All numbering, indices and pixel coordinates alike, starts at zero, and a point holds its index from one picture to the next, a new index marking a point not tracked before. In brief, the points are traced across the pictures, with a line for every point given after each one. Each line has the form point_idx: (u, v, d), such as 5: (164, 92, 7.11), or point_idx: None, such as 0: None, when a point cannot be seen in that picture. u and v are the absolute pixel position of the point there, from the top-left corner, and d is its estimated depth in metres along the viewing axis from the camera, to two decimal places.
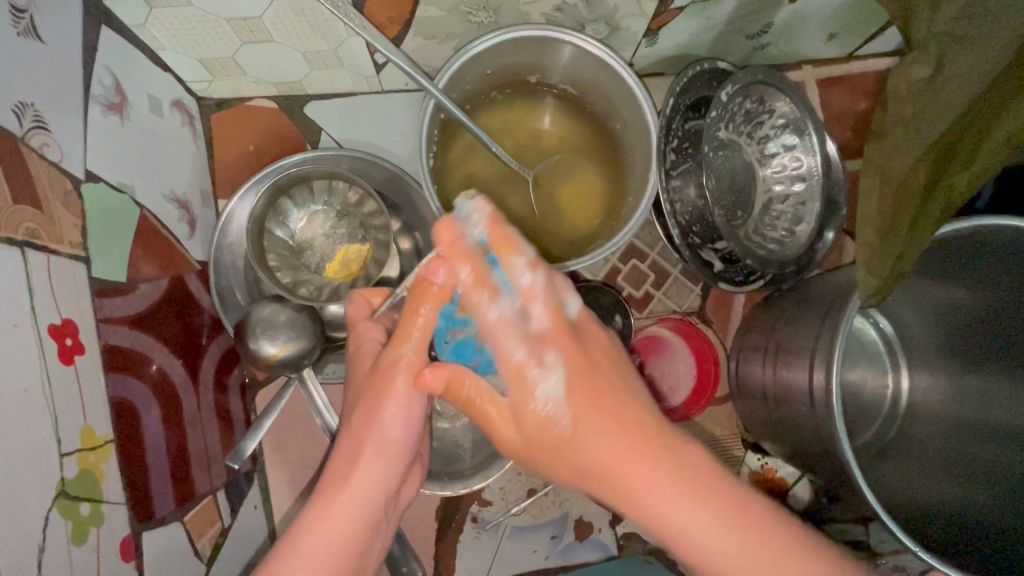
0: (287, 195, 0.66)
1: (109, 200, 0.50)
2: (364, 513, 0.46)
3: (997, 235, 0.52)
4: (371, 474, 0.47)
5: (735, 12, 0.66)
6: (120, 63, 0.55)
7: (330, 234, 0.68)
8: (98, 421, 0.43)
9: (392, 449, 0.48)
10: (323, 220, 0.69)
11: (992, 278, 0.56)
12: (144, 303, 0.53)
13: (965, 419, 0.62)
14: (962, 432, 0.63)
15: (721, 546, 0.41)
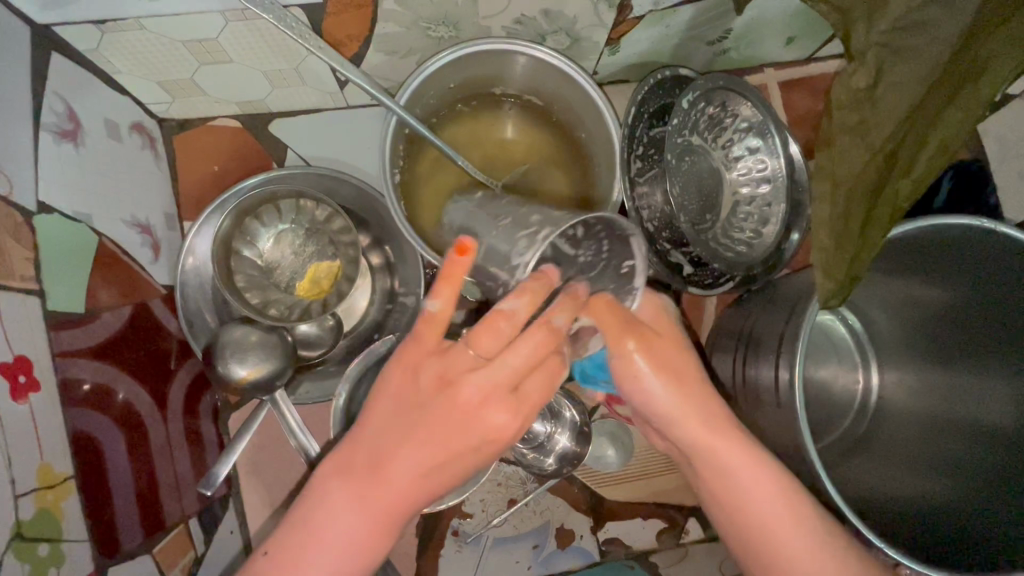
0: (253, 216, 0.65)
1: (65, 230, 0.50)
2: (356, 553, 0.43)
3: (950, 233, 0.53)
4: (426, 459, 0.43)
5: (692, 21, 0.67)
6: (73, 89, 0.54)
7: (299, 252, 0.68)
8: (55, 457, 0.42)
9: (474, 435, 0.43)
10: (292, 239, 0.68)
11: (948, 275, 0.58)
12: (107, 332, 0.52)
13: (929, 412, 0.64)
14: (933, 427, 0.64)
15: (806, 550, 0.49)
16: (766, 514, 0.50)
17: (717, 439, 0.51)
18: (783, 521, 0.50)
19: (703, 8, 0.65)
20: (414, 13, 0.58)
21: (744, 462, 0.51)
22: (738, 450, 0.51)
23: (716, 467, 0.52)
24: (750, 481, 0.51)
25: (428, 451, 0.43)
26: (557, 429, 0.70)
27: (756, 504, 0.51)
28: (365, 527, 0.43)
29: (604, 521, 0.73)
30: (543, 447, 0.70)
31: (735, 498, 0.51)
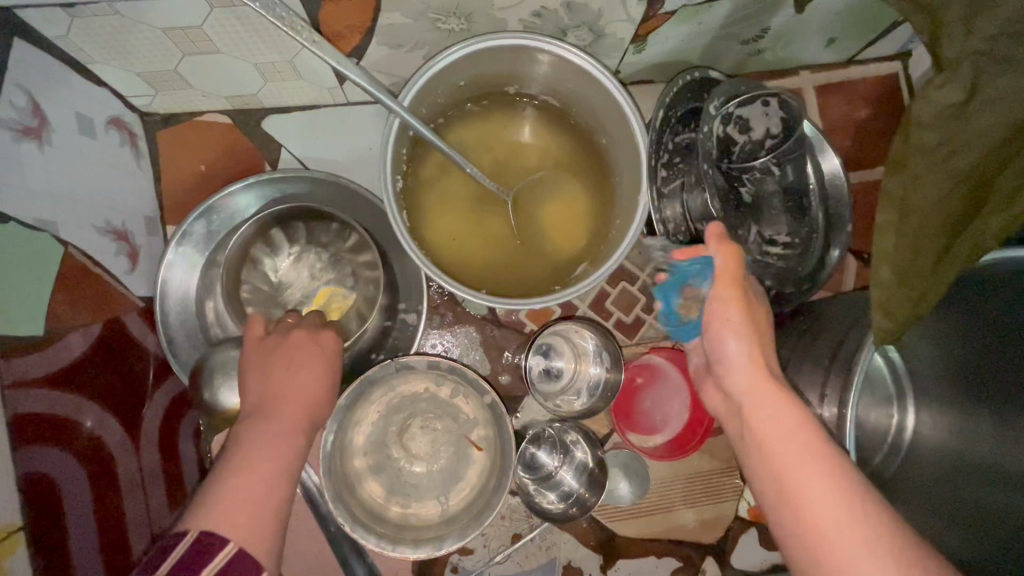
0: (278, 227, 0.60)
1: (24, 241, 0.44)
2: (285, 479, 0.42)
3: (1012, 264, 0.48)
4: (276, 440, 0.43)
5: (728, 17, 0.61)
6: (37, 81, 0.48)
7: (316, 276, 0.62)
8: (2, 508, 0.37)
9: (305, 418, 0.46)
10: (313, 260, 0.62)
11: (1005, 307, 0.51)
12: (70, 356, 0.46)
13: (964, 459, 0.57)
14: (965, 475, 0.57)
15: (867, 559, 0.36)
16: (841, 526, 0.38)
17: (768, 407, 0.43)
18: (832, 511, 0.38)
19: (742, 4, 0.59)
20: (422, 2, 0.52)
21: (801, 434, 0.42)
22: (795, 430, 0.42)
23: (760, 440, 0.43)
24: (825, 476, 0.39)
25: (300, 404, 0.46)
26: (563, 465, 0.66)
27: (831, 504, 0.38)
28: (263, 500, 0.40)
29: (615, 559, 0.68)
30: (547, 482, 0.66)
31: (809, 504, 0.39)
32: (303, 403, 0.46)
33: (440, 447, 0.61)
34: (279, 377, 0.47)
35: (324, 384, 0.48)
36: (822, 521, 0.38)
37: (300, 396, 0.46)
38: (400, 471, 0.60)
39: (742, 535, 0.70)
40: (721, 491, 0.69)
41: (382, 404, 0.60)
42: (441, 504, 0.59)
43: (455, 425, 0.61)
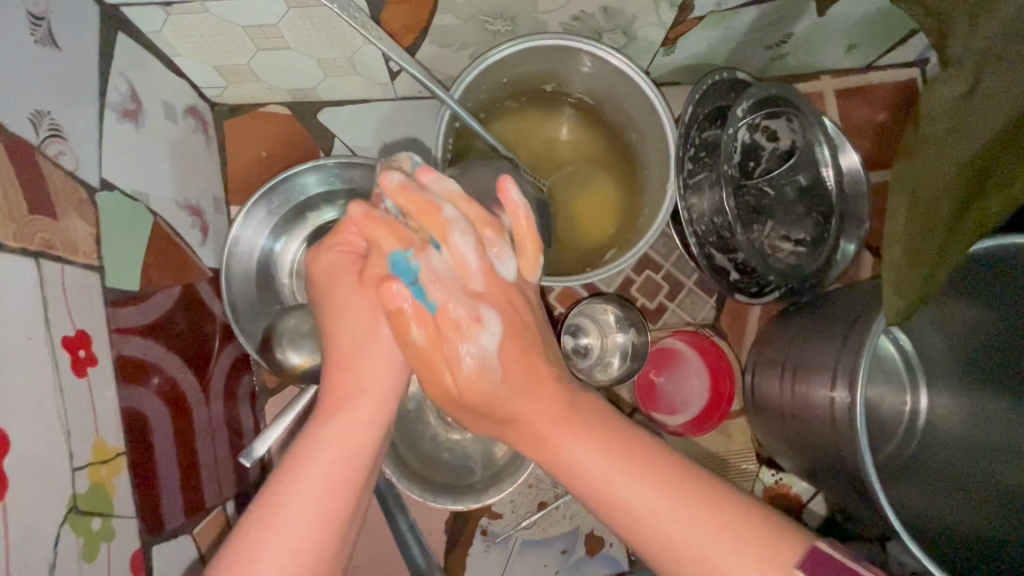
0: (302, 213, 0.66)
1: (124, 208, 0.50)
2: (338, 494, 0.38)
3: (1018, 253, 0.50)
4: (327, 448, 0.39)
5: (753, 23, 0.66)
6: (134, 69, 0.55)
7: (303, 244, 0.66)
8: (109, 432, 0.42)
9: (373, 406, 0.42)
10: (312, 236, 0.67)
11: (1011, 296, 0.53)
12: (157, 312, 0.52)
13: (972, 439, 0.61)
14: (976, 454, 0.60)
15: None
16: (645, 513, 0.36)
17: (575, 445, 0.38)
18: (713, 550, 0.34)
19: (766, 11, 0.63)
20: (473, 5, 0.58)
21: (608, 460, 0.37)
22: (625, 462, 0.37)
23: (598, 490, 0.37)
24: (616, 464, 0.37)
25: (363, 397, 0.41)
26: None
27: (630, 494, 0.36)
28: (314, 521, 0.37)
29: None
30: None
31: (606, 494, 0.37)
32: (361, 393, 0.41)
33: None
34: (330, 361, 0.42)
35: (386, 368, 0.43)
36: (643, 514, 0.36)
37: (356, 389, 0.42)
38: (437, 436, 0.65)
39: None
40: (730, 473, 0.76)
41: None
42: (475, 467, 0.63)
43: None
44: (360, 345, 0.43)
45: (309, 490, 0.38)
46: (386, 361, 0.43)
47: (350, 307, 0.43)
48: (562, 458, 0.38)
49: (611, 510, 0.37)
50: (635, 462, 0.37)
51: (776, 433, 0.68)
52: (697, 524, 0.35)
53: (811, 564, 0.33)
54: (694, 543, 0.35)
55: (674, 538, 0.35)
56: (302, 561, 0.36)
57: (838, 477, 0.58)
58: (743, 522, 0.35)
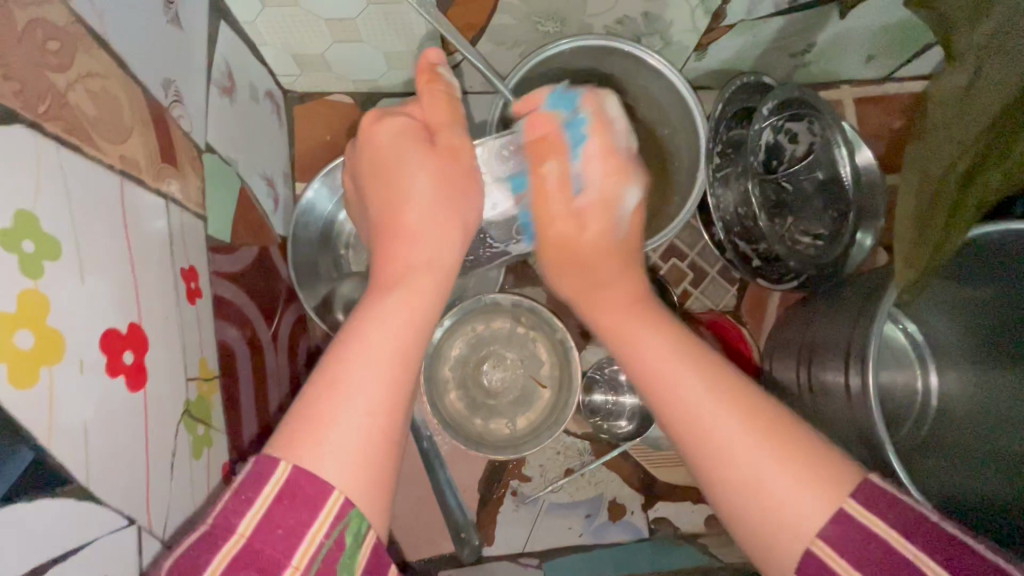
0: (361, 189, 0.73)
1: (222, 170, 0.57)
2: (399, 355, 0.38)
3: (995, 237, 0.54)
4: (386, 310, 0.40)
5: (780, 32, 0.72)
6: (232, 53, 0.62)
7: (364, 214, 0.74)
8: (209, 355, 0.48)
9: (416, 263, 0.45)
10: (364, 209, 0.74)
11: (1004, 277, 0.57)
12: (241, 263, 0.58)
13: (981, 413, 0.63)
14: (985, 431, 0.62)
15: (778, 470, 0.36)
16: (705, 411, 0.40)
17: (651, 334, 0.47)
18: (742, 424, 0.39)
19: (792, 21, 0.70)
20: (529, 7, 0.65)
21: (684, 357, 0.43)
22: (688, 354, 0.44)
23: (663, 378, 0.43)
24: (688, 370, 0.43)
25: (417, 253, 0.45)
26: (619, 396, 0.75)
27: (690, 392, 0.41)
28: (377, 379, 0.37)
29: (656, 499, 0.76)
30: (612, 414, 0.75)
31: (672, 390, 0.42)
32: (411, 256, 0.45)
33: (510, 382, 0.71)
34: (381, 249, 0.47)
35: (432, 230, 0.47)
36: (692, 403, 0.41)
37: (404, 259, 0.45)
38: (477, 399, 0.71)
39: None
40: None
41: (465, 338, 0.71)
42: (510, 427, 0.69)
43: (524, 363, 0.72)
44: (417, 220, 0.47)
45: (358, 366, 0.37)
46: (433, 241, 0.46)
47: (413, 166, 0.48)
48: (646, 357, 0.45)
49: (675, 414, 0.42)
50: (708, 373, 0.42)
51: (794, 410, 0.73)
52: (740, 418, 0.39)
53: (865, 491, 0.34)
54: (748, 442, 0.38)
55: (727, 432, 0.39)
56: (354, 430, 0.35)
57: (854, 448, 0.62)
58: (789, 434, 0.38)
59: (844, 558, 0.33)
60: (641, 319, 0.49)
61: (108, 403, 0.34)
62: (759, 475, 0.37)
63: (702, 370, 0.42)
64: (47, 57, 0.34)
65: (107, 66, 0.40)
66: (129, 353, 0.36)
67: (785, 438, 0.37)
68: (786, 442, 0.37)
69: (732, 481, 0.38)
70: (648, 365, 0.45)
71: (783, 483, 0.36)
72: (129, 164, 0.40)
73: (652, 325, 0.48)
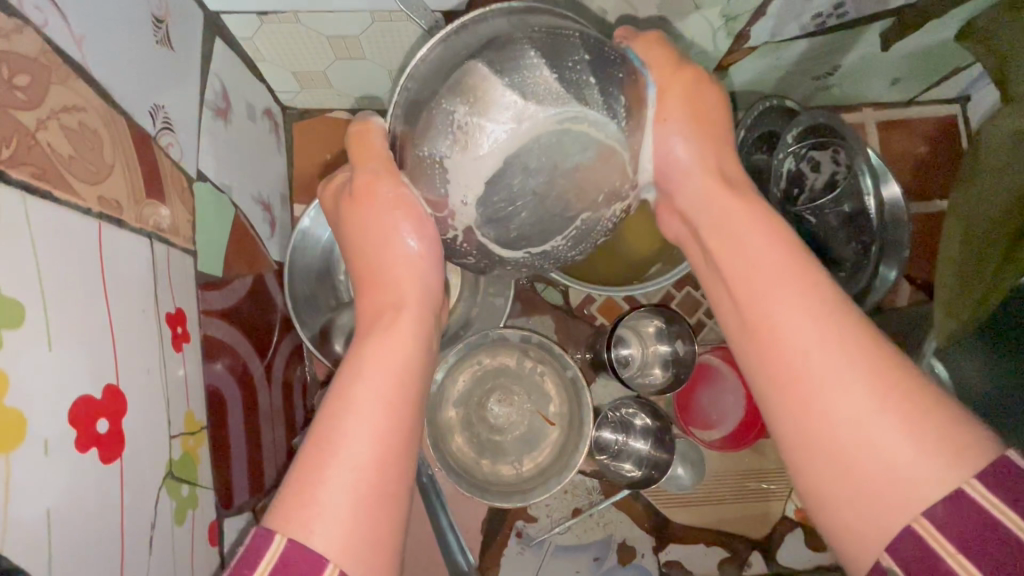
0: None
1: (214, 198, 0.53)
2: (399, 397, 0.34)
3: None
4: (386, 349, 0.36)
5: (804, 54, 0.68)
6: (227, 72, 0.58)
7: None
8: (196, 406, 0.44)
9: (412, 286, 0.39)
10: None
11: None
12: (234, 298, 0.55)
13: None
14: None
15: (888, 444, 0.29)
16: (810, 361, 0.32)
17: (758, 250, 0.36)
18: (852, 383, 0.30)
19: (818, 43, 0.66)
20: None
21: (787, 288, 0.34)
22: (794, 281, 0.34)
23: (757, 313, 0.35)
24: (804, 311, 0.33)
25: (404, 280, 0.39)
26: (628, 437, 0.71)
27: (803, 335, 0.32)
28: (379, 432, 0.33)
29: (667, 542, 0.72)
30: (620, 454, 0.70)
31: (774, 334, 0.33)
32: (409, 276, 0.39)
33: (517, 419, 0.68)
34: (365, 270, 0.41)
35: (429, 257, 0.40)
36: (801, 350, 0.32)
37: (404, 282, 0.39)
38: (481, 437, 0.67)
39: (788, 534, 0.73)
40: (765, 495, 0.73)
41: (469, 373, 0.67)
42: (516, 468, 0.65)
43: (531, 399, 0.68)
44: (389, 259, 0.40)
45: (354, 420, 0.33)
46: (410, 274, 0.39)
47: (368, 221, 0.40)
48: (750, 279, 0.35)
49: (775, 351, 0.33)
50: (819, 306, 0.33)
51: None
52: (855, 367, 0.31)
53: (996, 474, 0.28)
54: (861, 404, 0.30)
55: (830, 379, 0.31)
56: (349, 501, 0.31)
57: None
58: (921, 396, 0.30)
59: (966, 556, 0.28)
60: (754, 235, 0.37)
61: (76, 482, 0.30)
62: (866, 439, 0.30)
63: (818, 309, 0.33)
64: (14, 93, 0.30)
65: (86, 97, 0.36)
66: (104, 420, 0.33)
67: (913, 404, 0.30)
68: (912, 404, 0.30)
69: (822, 443, 0.31)
70: (747, 306, 0.35)
71: (897, 461, 0.29)
72: (110, 205, 0.37)
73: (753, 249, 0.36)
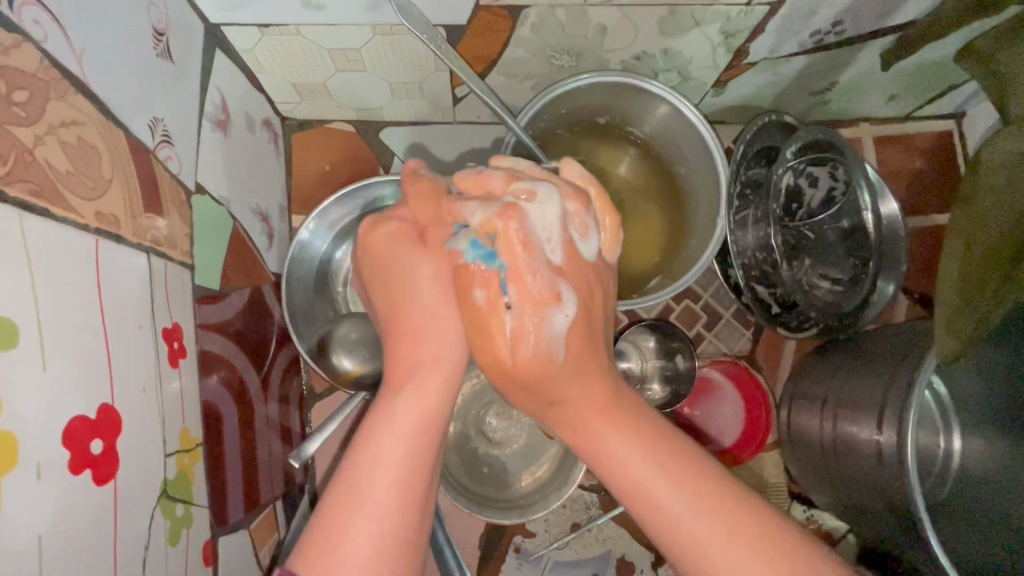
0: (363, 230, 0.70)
1: (212, 211, 0.53)
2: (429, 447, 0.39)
3: None
4: (420, 406, 0.39)
5: (803, 70, 0.69)
6: (227, 84, 0.58)
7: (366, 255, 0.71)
8: (192, 423, 0.44)
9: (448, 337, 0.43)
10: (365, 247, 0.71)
11: None
12: (231, 311, 0.54)
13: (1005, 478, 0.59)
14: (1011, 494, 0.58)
15: (725, 554, 0.35)
16: (670, 502, 0.37)
17: (625, 444, 0.39)
18: (695, 513, 0.36)
19: (816, 60, 0.67)
20: (544, 41, 0.61)
21: (636, 444, 0.39)
22: (610, 422, 0.40)
23: (601, 458, 0.40)
24: (642, 453, 0.39)
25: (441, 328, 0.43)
26: None
27: (641, 469, 0.38)
28: (410, 484, 0.37)
29: (666, 558, 0.72)
30: None
31: (620, 471, 0.39)
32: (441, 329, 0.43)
33: (516, 433, 0.67)
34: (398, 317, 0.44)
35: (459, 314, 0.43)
36: (642, 484, 0.38)
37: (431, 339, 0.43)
38: (479, 451, 0.67)
39: None
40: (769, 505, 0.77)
41: (468, 386, 0.67)
42: (514, 483, 0.65)
43: (530, 413, 0.68)
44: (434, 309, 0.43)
45: (393, 469, 0.37)
46: (437, 326, 0.43)
47: (419, 268, 0.43)
48: (605, 463, 0.40)
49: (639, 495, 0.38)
50: (665, 464, 0.38)
51: (814, 466, 0.69)
52: (689, 505, 0.37)
53: None
54: (704, 528, 0.36)
55: (692, 531, 0.36)
56: (366, 555, 0.35)
57: (883, 514, 0.58)
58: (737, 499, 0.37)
59: None
60: (620, 429, 0.40)
61: (68, 505, 0.30)
62: (712, 559, 0.36)
63: (649, 446, 0.39)
64: (12, 109, 0.30)
65: (84, 111, 0.36)
66: (99, 440, 0.32)
67: (718, 503, 0.37)
68: (739, 524, 0.36)
69: (676, 538, 0.37)
70: (611, 471, 0.39)
71: (736, 558, 0.35)
72: (107, 220, 0.36)
73: (645, 422, 0.40)
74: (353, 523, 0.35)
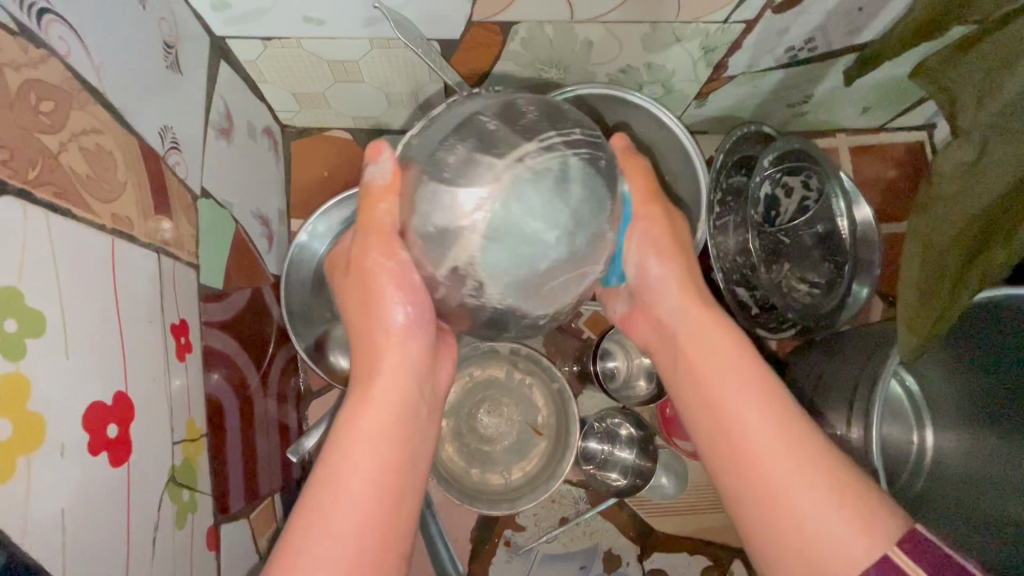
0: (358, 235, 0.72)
1: (216, 214, 0.55)
2: (382, 465, 0.40)
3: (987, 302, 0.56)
4: (371, 424, 0.41)
5: (779, 84, 0.73)
6: (231, 93, 0.61)
7: None
8: (197, 414, 0.46)
9: (399, 347, 0.44)
10: None
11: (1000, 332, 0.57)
12: (233, 309, 0.57)
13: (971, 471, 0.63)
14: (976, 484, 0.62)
15: (828, 528, 0.36)
16: (762, 440, 0.40)
17: (732, 380, 0.43)
18: (797, 465, 0.38)
19: (791, 74, 0.70)
20: (533, 55, 0.65)
21: (750, 396, 0.42)
22: (735, 367, 0.43)
23: (727, 422, 0.42)
24: (761, 416, 0.41)
25: (391, 348, 0.44)
26: (614, 447, 0.72)
27: (755, 426, 0.40)
28: (364, 508, 0.38)
29: (652, 550, 0.74)
30: (606, 464, 0.72)
31: (733, 426, 0.41)
32: (388, 343, 0.44)
33: (506, 429, 0.70)
34: (357, 330, 0.46)
35: (404, 342, 0.44)
36: (770, 419, 0.41)
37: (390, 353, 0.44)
38: (472, 446, 0.69)
39: None
40: None
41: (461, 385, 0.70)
42: (505, 476, 0.68)
43: (520, 410, 0.70)
44: (371, 332, 0.45)
45: (343, 489, 0.38)
46: (396, 342, 0.44)
47: (354, 294, 0.45)
48: (730, 417, 0.42)
49: (730, 425, 0.41)
50: (769, 413, 0.41)
51: None
52: (799, 465, 0.38)
53: (910, 544, 0.35)
54: (804, 488, 0.37)
55: (790, 493, 0.38)
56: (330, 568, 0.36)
57: None
58: (847, 477, 0.38)
59: None
60: (727, 360, 0.44)
61: (88, 484, 0.32)
62: (818, 538, 0.36)
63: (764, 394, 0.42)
64: (39, 119, 0.33)
65: (102, 120, 0.38)
66: (114, 425, 0.35)
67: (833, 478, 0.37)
68: (846, 495, 0.37)
69: (777, 520, 0.38)
70: (720, 418, 0.42)
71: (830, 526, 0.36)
72: (121, 221, 0.39)
73: (742, 371, 0.43)
74: (305, 546, 0.36)
